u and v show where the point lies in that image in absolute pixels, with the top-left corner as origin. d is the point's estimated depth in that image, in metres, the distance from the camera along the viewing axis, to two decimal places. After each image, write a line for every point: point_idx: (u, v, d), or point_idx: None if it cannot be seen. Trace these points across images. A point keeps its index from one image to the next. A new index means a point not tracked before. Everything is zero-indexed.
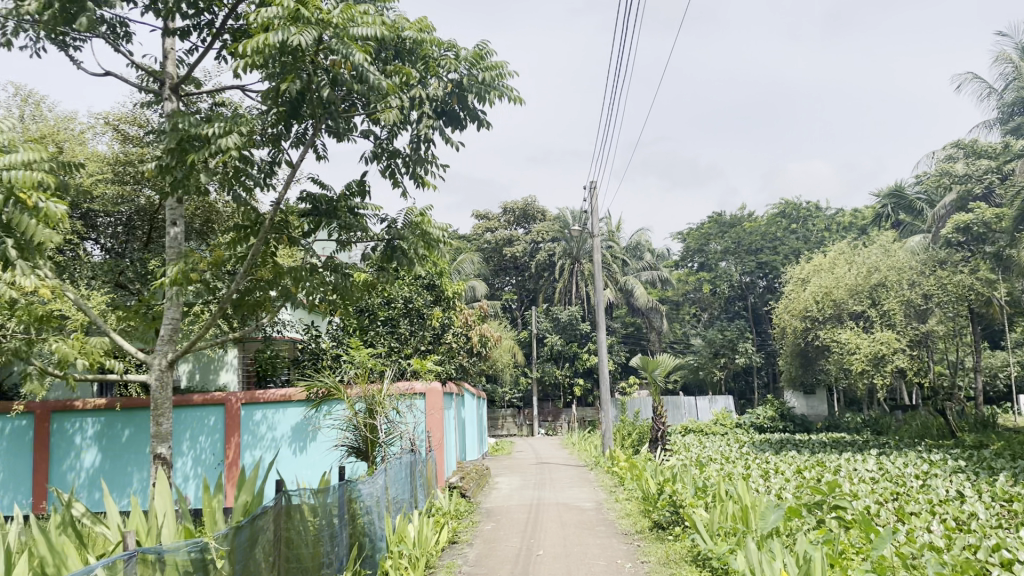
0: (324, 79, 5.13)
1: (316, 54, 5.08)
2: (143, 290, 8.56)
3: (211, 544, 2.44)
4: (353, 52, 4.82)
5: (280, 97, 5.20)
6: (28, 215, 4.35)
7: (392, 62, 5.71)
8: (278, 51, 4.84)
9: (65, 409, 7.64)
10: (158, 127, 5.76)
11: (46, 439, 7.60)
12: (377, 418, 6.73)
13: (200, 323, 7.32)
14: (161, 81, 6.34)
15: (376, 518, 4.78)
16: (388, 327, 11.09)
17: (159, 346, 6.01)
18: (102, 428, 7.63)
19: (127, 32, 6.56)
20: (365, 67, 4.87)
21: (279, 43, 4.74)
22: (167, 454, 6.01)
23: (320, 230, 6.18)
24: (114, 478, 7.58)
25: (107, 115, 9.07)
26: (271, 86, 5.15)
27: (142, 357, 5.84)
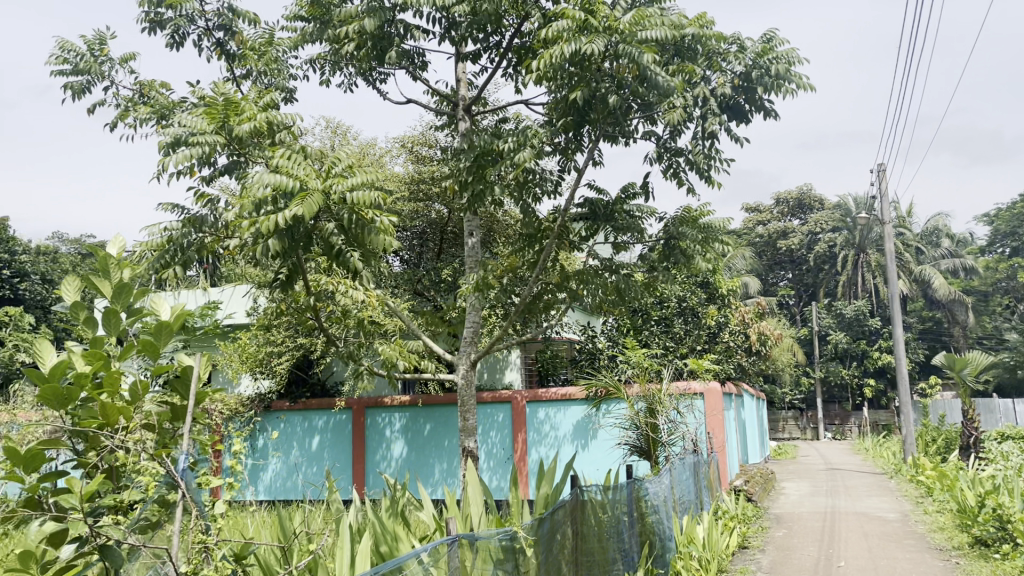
0: (611, 86, 5.19)
1: (603, 61, 5.18)
2: (445, 296, 9.28)
3: (519, 535, 2.60)
4: (642, 53, 4.82)
5: (568, 108, 5.41)
6: (367, 225, 4.47)
7: (673, 61, 5.70)
8: (568, 61, 5.08)
9: (376, 405, 8.52)
10: (455, 145, 6.24)
11: (362, 431, 8.52)
12: (658, 417, 6.73)
13: (491, 325, 7.82)
14: (455, 103, 6.83)
15: (664, 517, 4.78)
16: (664, 326, 11.02)
17: (463, 347, 6.46)
18: (407, 423, 8.42)
19: (423, 61, 7.18)
20: (654, 69, 4.87)
21: (571, 53, 4.98)
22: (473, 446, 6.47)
23: (599, 234, 6.31)
24: (419, 469, 8.32)
25: (403, 139, 10.05)
26: (560, 96, 5.40)
27: (447, 358, 6.32)
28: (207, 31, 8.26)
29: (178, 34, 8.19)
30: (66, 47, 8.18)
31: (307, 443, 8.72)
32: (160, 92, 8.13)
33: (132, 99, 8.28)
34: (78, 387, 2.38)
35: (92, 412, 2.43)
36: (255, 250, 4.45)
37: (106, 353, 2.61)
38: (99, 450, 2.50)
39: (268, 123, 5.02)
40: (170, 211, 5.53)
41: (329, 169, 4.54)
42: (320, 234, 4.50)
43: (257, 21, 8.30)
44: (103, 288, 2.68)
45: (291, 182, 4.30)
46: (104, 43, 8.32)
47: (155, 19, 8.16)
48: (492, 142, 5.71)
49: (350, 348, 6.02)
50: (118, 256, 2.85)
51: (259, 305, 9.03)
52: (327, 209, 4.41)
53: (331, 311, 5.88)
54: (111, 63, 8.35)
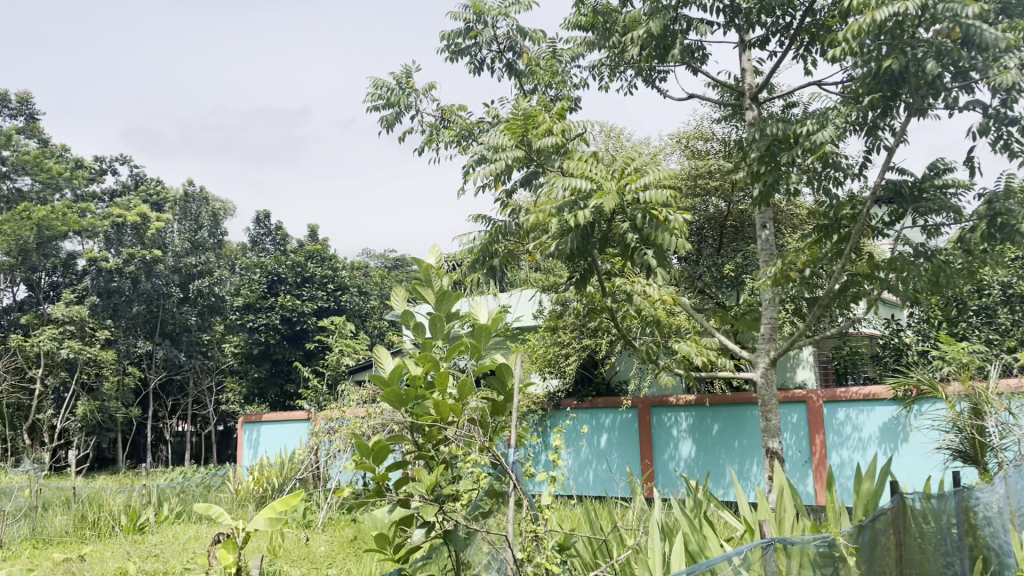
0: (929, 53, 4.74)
1: (918, 28, 4.77)
2: (737, 293, 8.99)
3: (839, 542, 2.44)
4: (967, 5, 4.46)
5: (876, 81, 5.04)
6: (659, 225, 4.40)
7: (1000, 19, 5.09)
8: (878, 31, 4.72)
9: (660, 404, 8.26)
10: (746, 135, 6.03)
11: (648, 430, 8.33)
12: (986, 419, 5.97)
13: (785, 321, 7.46)
14: (740, 93, 6.58)
15: (1002, 531, 4.22)
16: (986, 316, 9.70)
17: (758, 345, 6.17)
18: (694, 423, 8.04)
19: (703, 54, 7.02)
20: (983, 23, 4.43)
21: (880, 21, 4.63)
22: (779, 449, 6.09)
23: (905, 218, 5.75)
24: (709, 471, 7.90)
25: (677, 136, 10.16)
26: (866, 70, 5.04)
27: (745, 354, 6.08)
28: (499, 53, 8.88)
29: (476, 60, 8.89)
30: (380, 84, 9.19)
31: (595, 441, 8.74)
32: (460, 116, 8.85)
33: (436, 124, 9.08)
34: (415, 388, 2.69)
35: (425, 410, 2.73)
36: (558, 251, 4.64)
37: (435, 355, 2.93)
38: (436, 444, 2.82)
39: (562, 134, 5.25)
40: (478, 223, 5.94)
41: (621, 170, 4.59)
42: (617, 235, 4.53)
43: (543, 37, 8.72)
44: (427, 297, 3.02)
45: (588, 184, 4.44)
46: (410, 76, 9.22)
47: (455, 50, 8.91)
48: (787, 126, 5.46)
49: (647, 347, 5.76)
50: (434, 265, 3.16)
51: (543, 308, 9.38)
52: (622, 210, 4.44)
53: (626, 312, 5.80)
54: (417, 94, 9.24)
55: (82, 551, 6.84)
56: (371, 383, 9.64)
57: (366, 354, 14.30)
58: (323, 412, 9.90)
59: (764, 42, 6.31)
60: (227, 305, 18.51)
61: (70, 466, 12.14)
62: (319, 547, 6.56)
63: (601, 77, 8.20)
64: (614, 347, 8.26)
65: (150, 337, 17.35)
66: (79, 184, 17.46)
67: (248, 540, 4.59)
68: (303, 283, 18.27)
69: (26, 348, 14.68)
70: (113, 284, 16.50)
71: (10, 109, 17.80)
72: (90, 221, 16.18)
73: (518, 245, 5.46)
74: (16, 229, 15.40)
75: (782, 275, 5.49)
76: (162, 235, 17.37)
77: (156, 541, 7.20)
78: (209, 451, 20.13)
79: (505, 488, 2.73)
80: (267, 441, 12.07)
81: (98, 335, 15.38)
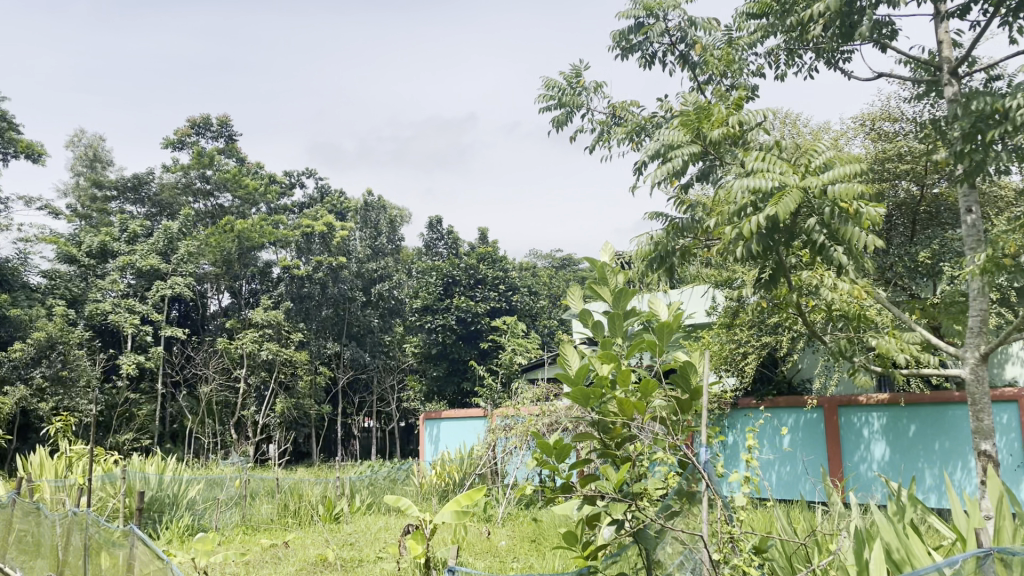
0: None
1: None
2: (936, 283, 8.32)
3: None
4: None
5: None
6: (848, 219, 4.13)
7: None
8: None
9: (850, 403, 7.78)
10: (947, 114, 5.56)
11: (836, 431, 7.86)
12: None
13: (998, 312, 6.82)
14: (937, 68, 6.08)
15: None
16: None
17: (964, 339, 5.65)
18: (888, 423, 7.50)
19: (892, 30, 6.54)
20: None
21: None
22: (993, 452, 5.55)
23: None
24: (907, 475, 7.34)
25: (861, 118, 9.72)
26: None
27: (948, 350, 5.59)
28: (672, 46, 8.75)
29: (648, 55, 8.80)
30: (551, 85, 9.30)
31: (777, 443, 8.35)
32: (631, 112, 8.81)
33: (608, 122, 9.06)
34: (602, 386, 2.67)
35: (611, 409, 2.70)
36: (738, 253, 4.49)
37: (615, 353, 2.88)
38: (619, 442, 2.77)
39: (740, 124, 5.06)
40: (654, 220, 5.89)
41: (807, 162, 4.47)
42: (804, 232, 4.32)
43: (717, 26, 8.49)
44: (604, 294, 2.99)
45: (768, 183, 4.27)
46: (580, 76, 9.26)
47: (627, 46, 8.85)
48: (994, 100, 4.96)
49: (839, 343, 5.40)
50: (611, 263, 3.12)
51: (717, 303, 9.08)
52: (808, 205, 4.23)
53: (813, 305, 5.57)
54: (588, 93, 9.26)
55: (285, 538, 7.39)
56: (546, 382, 9.76)
57: (538, 353, 14.51)
58: (500, 409, 10.13)
59: (964, 10, 5.80)
60: (406, 307, 19.39)
61: (272, 458, 13.17)
62: (500, 541, 6.73)
63: (778, 63, 7.89)
64: (797, 343, 7.93)
65: (337, 338, 18.48)
66: (272, 198, 18.89)
67: (435, 532, 4.78)
68: (476, 285, 18.82)
69: (231, 350, 16.07)
70: (304, 290, 17.75)
71: (212, 132, 19.55)
72: (284, 231, 17.47)
73: (697, 241, 5.37)
74: (221, 242, 16.89)
75: (992, 263, 5.01)
76: (347, 242, 18.46)
77: (350, 531, 7.66)
78: (392, 446, 21.18)
79: (699, 486, 2.62)
80: (446, 437, 12.53)
81: (293, 337, 16.57)
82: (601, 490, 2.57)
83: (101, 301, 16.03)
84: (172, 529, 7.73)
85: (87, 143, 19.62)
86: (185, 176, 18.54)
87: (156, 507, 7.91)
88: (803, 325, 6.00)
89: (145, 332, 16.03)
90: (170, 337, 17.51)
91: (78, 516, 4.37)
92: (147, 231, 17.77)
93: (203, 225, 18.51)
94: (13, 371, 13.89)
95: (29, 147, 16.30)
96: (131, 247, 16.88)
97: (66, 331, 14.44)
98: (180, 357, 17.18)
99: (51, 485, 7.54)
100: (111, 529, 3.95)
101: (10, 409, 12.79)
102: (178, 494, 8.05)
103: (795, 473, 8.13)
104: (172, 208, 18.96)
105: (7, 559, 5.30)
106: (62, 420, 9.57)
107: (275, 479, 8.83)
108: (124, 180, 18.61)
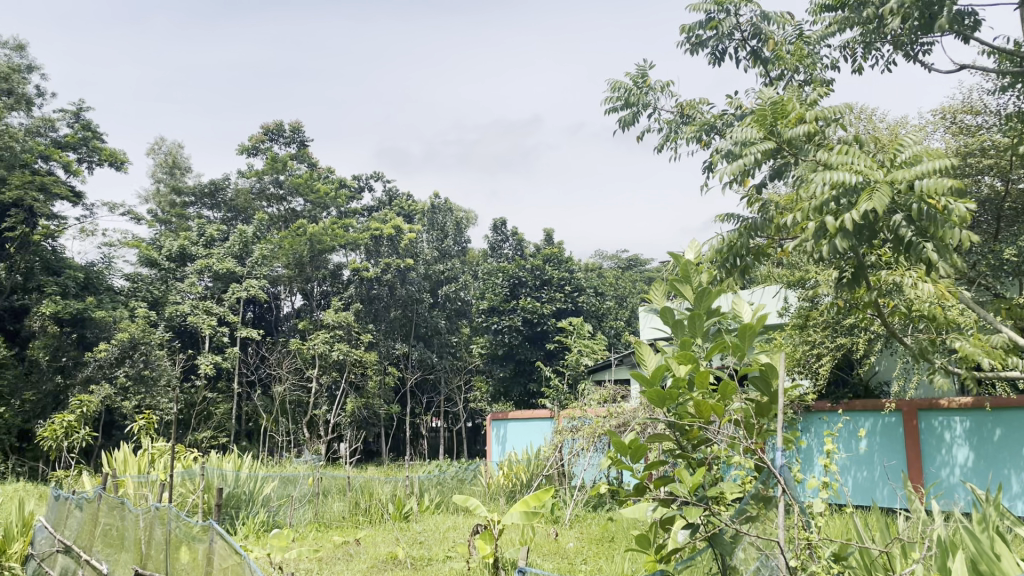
0: None
1: None
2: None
3: None
4: None
5: None
6: (938, 214, 3.97)
7: None
8: None
9: (930, 407, 7.51)
10: None
11: (915, 436, 7.60)
12: None
13: None
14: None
15: None
16: None
17: None
18: (971, 428, 7.20)
19: (975, 20, 6.30)
20: None
21: None
22: None
23: None
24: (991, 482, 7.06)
25: (941, 111, 9.42)
26: None
27: None
28: (743, 41, 8.61)
29: (718, 51, 8.68)
30: (617, 85, 9.24)
31: (853, 447, 8.14)
32: (700, 110, 8.70)
33: (676, 120, 8.96)
34: (679, 390, 2.64)
35: (687, 412, 2.68)
36: (819, 252, 4.37)
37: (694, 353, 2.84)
38: (696, 444, 2.75)
39: (820, 121, 4.97)
40: (725, 221, 5.79)
41: (893, 158, 4.37)
42: (889, 228, 4.18)
43: (790, 19, 8.32)
44: (685, 292, 2.93)
45: (854, 178, 4.19)
46: (646, 74, 9.18)
47: (696, 42, 8.75)
48: None
49: (920, 345, 5.22)
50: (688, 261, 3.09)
51: (789, 304, 8.89)
52: (894, 201, 4.10)
53: (892, 306, 5.40)
54: (655, 91, 9.18)
55: (356, 535, 7.53)
56: (613, 383, 9.70)
57: (604, 354, 14.42)
58: (567, 410, 10.10)
59: None
60: (473, 308, 19.53)
61: (342, 457, 13.40)
62: (567, 543, 6.71)
63: (853, 57, 7.70)
64: (875, 345, 7.70)
65: (405, 339, 18.72)
66: (342, 202, 19.24)
67: (503, 533, 4.79)
68: (542, 286, 18.83)
69: (303, 350, 16.44)
70: (373, 292, 18.04)
71: (285, 138, 20.04)
72: (354, 234, 17.78)
73: (769, 242, 5.25)
74: (293, 244, 17.29)
75: None
76: (414, 244, 18.69)
77: (419, 529, 7.75)
78: (460, 446, 21.35)
79: (774, 493, 2.56)
80: (513, 438, 12.56)
81: (363, 338, 16.85)
82: (676, 493, 2.57)
83: (180, 303, 16.58)
84: (248, 524, 7.96)
85: (166, 150, 20.33)
86: (259, 182, 19.04)
87: (233, 503, 8.15)
88: (881, 326, 5.82)
89: (221, 333, 16.51)
90: (245, 339, 18.00)
91: (159, 511, 4.52)
92: (223, 235, 18.33)
93: (276, 229, 18.97)
94: (99, 370, 14.49)
95: (112, 155, 16.98)
96: (208, 251, 17.43)
97: (147, 331, 14.99)
98: (255, 358, 17.65)
99: (135, 480, 7.84)
100: (190, 524, 4.07)
101: (96, 407, 13.35)
102: (254, 491, 8.29)
103: (871, 479, 7.92)
104: (247, 213, 19.50)
105: (95, 551, 5.53)
106: (144, 418, 9.93)
107: (347, 477, 8.98)
108: (201, 186, 19.24)
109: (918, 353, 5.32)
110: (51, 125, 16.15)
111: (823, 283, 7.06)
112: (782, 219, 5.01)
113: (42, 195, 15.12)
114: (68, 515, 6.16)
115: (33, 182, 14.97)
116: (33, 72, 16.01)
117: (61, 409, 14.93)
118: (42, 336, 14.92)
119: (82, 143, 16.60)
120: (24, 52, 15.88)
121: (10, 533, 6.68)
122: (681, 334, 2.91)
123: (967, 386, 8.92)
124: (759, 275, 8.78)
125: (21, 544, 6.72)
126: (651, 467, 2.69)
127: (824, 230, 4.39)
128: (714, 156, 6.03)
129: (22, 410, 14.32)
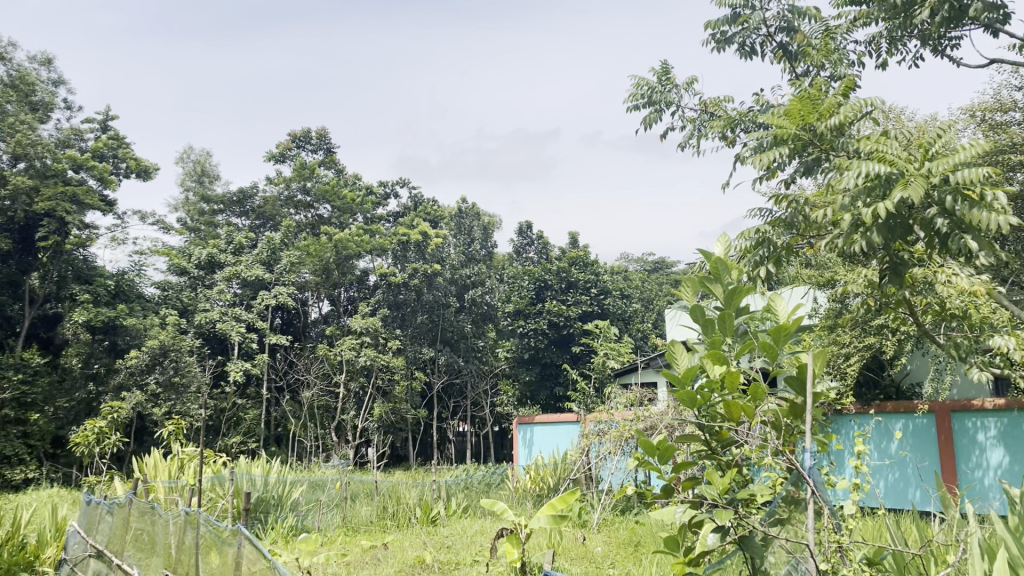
0: None
1: None
2: None
3: None
4: None
5: None
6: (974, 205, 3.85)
7: None
8: None
9: (963, 409, 7.38)
10: None
11: (948, 438, 7.47)
12: None
13: None
14: None
15: None
16: None
17: None
18: (1004, 428, 7.06)
19: (1005, 14, 6.19)
20: None
21: None
22: None
23: None
24: (1012, 478, 6.90)
25: (971, 108, 9.28)
26: None
27: None
28: (769, 36, 8.56)
29: (746, 46, 8.62)
30: (641, 82, 9.20)
31: (884, 448, 8.04)
32: (725, 107, 8.68)
33: (699, 119, 8.93)
34: (710, 390, 2.62)
35: (717, 413, 2.68)
36: (852, 244, 4.25)
37: (725, 354, 2.81)
38: (728, 446, 2.71)
39: (848, 116, 4.88)
40: (754, 217, 5.75)
41: (926, 152, 4.28)
42: (920, 222, 4.09)
43: (817, 12, 8.24)
44: (715, 291, 2.88)
45: (886, 171, 4.11)
46: (669, 72, 9.14)
47: (721, 38, 8.69)
48: None
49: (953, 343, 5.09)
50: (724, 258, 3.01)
51: (819, 305, 8.77)
52: (928, 194, 3.99)
53: (925, 305, 5.25)
54: (679, 90, 9.14)
55: (385, 540, 7.59)
56: (639, 386, 9.64)
57: (630, 357, 14.38)
58: (593, 413, 10.05)
59: None
60: (499, 312, 19.54)
61: (371, 460, 13.45)
62: (596, 547, 6.66)
63: (880, 52, 7.63)
64: (905, 345, 7.63)
65: (432, 344, 18.70)
66: (368, 209, 19.41)
67: (530, 537, 4.75)
68: (568, 288, 18.84)
69: (331, 356, 16.60)
70: (400, 297, 18.07)
71: (311, 144, 20.21)
72: (380, 240, 17.80)
73: (798, 239, 5.15)
74: (319, 251, 17.36)
75: None
76: (440, 249, 18.63)
77: (446, 534, 7.77)
78: (488, 449, 21.45)
79: (805, 494, 2.54)
80: (541, 442, 12.49)
81: (390, 343, 16.89)
82: (706, 496, 2.53)
83: (209, 310, 16.74)
84: (276, 529, 8.03)
85: (194, 159, 20.75)
86: (287, 189, 19.12)
87: (262, 507, 8.26)
88: (913, 323, 5.70)
89: (251, 341, 16.72)
90: (273, 345, 18.10)
91: (190, 516, 4.54)
92: (251, 243, 18.49)
93: (303, 235, 19.11)
94: (130, 377, 14.69)
95: (140, 165, 17.24)
96: (236, 258, 17.56)
97: (177, 338, 15.17)
98: (283, 364, 17.79)
99: (164, 485, 8.01)
100: (221, 528, 4.08)
101: (127, 413, 13.53)
102: (282, 496, 8.41)
103: (904, 480, 7.80)
104: (274, 220, 19.63)
105: (126, 556, 5.58)
106: (174, 423, 10.05)
107: (374, 482, 9.03)
108: (229, 194, 19.48)
109: (952, 352, 5.21)
110: (80, 136, 16.48)
111: (852, 282, 7.00)
112: (812, 214, 4.92)
113: (74, 204, 15.32)
114: (99, 521, 6.23)
115: (65, 193, 15.22)
116: (59, 85, 16.29)
117: (94, 415, 15.17)
118: (75, 344, 15.07)
119: (111, 153, 16.82)
120: (51, 65, 16.17)
121: (44, 538, 6.78)
122: (710, 333, 2.85)
123: (1002, 386, 8.76)
124: (788, 276, 8.73)
125: (54, 549, 6.80)
126: (681, 468, 2.67)
127: (859, 223, 4.29)
128: (742, 154, 6.02)
129: (55, 416, 14.63)
